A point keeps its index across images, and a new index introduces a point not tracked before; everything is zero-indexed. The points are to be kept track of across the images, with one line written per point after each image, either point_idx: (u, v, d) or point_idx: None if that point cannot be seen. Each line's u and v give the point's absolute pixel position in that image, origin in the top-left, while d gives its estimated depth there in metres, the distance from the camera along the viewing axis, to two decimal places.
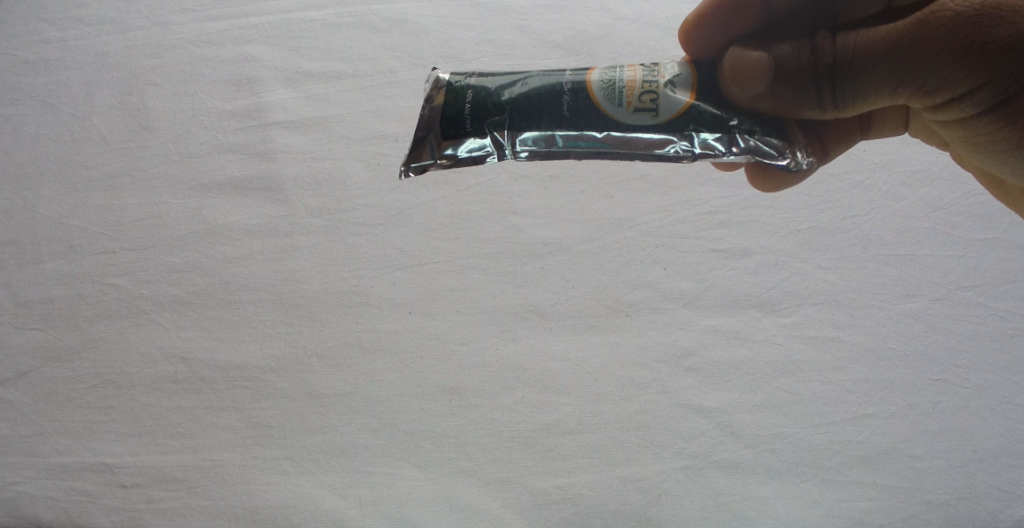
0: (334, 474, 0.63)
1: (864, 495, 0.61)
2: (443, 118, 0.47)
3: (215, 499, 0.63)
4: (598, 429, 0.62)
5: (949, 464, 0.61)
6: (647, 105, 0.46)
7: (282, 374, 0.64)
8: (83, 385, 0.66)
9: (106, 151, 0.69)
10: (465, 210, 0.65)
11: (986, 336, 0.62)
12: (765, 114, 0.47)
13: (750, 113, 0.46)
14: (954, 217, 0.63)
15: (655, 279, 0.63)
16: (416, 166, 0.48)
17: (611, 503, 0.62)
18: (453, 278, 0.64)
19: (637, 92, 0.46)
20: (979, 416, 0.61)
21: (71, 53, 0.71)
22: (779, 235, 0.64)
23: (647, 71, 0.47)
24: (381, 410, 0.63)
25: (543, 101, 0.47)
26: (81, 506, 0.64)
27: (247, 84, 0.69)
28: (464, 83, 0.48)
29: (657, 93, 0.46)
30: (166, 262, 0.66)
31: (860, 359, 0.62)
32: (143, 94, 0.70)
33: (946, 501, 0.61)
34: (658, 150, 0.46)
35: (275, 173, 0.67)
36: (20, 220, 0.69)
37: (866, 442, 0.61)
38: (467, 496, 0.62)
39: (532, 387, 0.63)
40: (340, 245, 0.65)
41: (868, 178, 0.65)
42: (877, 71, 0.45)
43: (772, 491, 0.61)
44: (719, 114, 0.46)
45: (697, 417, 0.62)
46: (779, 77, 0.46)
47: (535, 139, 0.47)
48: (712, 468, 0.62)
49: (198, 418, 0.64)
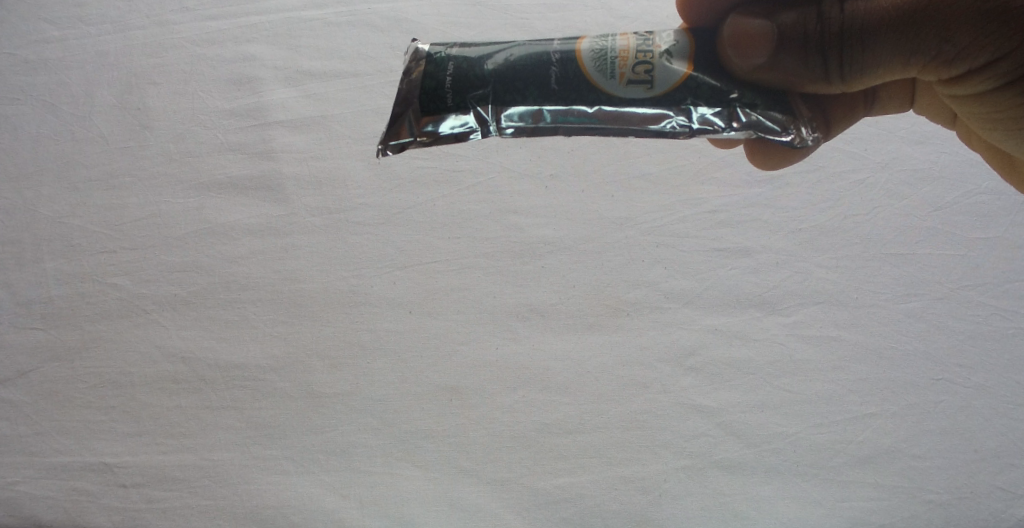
0: (334, 474, 0.63)
1: (864, 495, 0.61)
2: (423, 92, 0.47)
3: (215, 499, 0.63)
4: (598, 429, 0.62)
5: (949, 463, 0.61)
6: (637, 76, 0.46)
7: (282, 372, 0.64)
8: (83, 384, 0.66)
9: (107, 151, 0.69)
10: (464, 210, 0.65)
11: (985, 336, 0.62)
12: (763, 85, 0.47)
13: (747, 84, 0.46)
14: (955, 216, 0.63)
15: (655, 278, 0.63)
16: (394, 144, 0.48)
17: (611, 503, 0.62)
18: (453, 277, 0.64)
19: (626, 65, 0.46)
20: (980, 415, 0.61)
21: (71, 52, 0.71)
22: (779, 234, 0.63)
23: (637, 41, 0.46)
24: (381, 409, 0.63)
25: (527, 72, 0.47)
26: (81, 505, 0.64)
27: (248, 83, 0.69)
28: (444, 54, 0.48)
29: (648, 66, 0.46)
30: (166, 261, 0.66)
31: (860, 358, 0.62)
32: (143, 93, 0.70)
33: (947, 501, 0.61)
34: (653, 126, 0.46)
35: (276, 173, 0.67)
36: (20, 219, 0.69)
37: (867, 442, 0.61)
38: (467, 496, 0.62)
39: (533, 386, 0.63)
40: (339, 245, 0.65)
41: (868, 177, 0.64)
42: (885, 42, 0.45)
43: (771, 491, 0.61)
44: (716, 87, 0.46)
45: (697, 417, 0.62)
46: (782, 47, 0.45)
47: (520, 115, 0.47)
48: (713, 468, 0.61)
49: (198, 418, 0.64)
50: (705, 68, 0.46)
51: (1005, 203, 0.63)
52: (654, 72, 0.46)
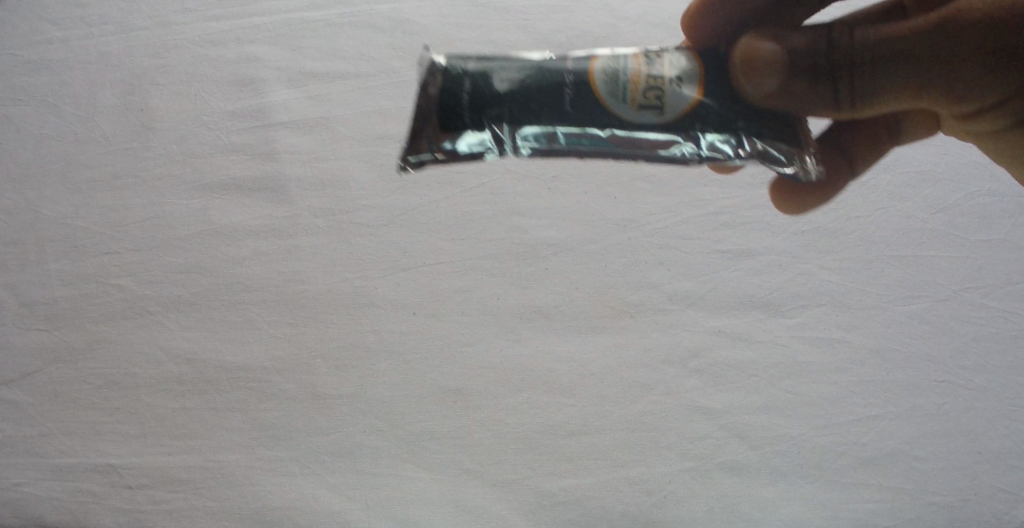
0: (340, 475, 0.63)
1: (868, 496, 0.61)
2: (440, 107, 0.46)
3: (221, 500, 0.63)
4: (602, 431, 0.62)
5: (952, 465, 0.61)
6: (646, 100, 0.46)
7: (286, 373, 0.64)
8: (88, 386, 0.65)
9: (108, 151, 0.69)
10: (469, 211, 0.65)
11: (987, 337, 0.62)
12: (770, 109, 0.47)
13: (754, 108, 0.47)
14: (959, 217, 0.64)
15: (659, 280, 0.63)
16: (413, 159, 0.48)
17: (616, 505, 0.62)
18: (457, 280, 0.65)
19: (636, 90, 0.46)
20: (984, 416, 0.62)
21: (72, 52, 0.72)
22: (784, 235, 0.64)
23: (646, 65, 0.46)
24: (384, 411, 0.63)
25: (543, 92, 0.46)
26: (87, 506, 0.64)
27: (250, 84, 0.69)
28: (460, 69, 0.47)
29: (657, 92, 0.46)
30: (171, 263, 0.66)
31: (862, 360, 0.62)
32: (146, 94, 0.70)
33: (950, 502, 0.61)
34: (663, 151, 0.47)
35: (277, 174, 0.67)
36: (22, 220, 0.69)
37: (871, 443, 0.62)
38: (472, 497, 0.62)
39: (536, 388, 0.63)
40: (342, 247, 0.66)
41: (874, 178, 0.65)
42: (892, 71, 0.47)
43: (776, 492, 0.61)
44: (724, 112, 0.46)
45: (700, 419, 0.62)
46: (791, 75, 0.46)
47: (537, 134, 0.47)
48: (718, 469, 0.62)
49: (203, 419, 0.64)
50: (713, 94, 0.46)
51: (1007, 206, 0.64)
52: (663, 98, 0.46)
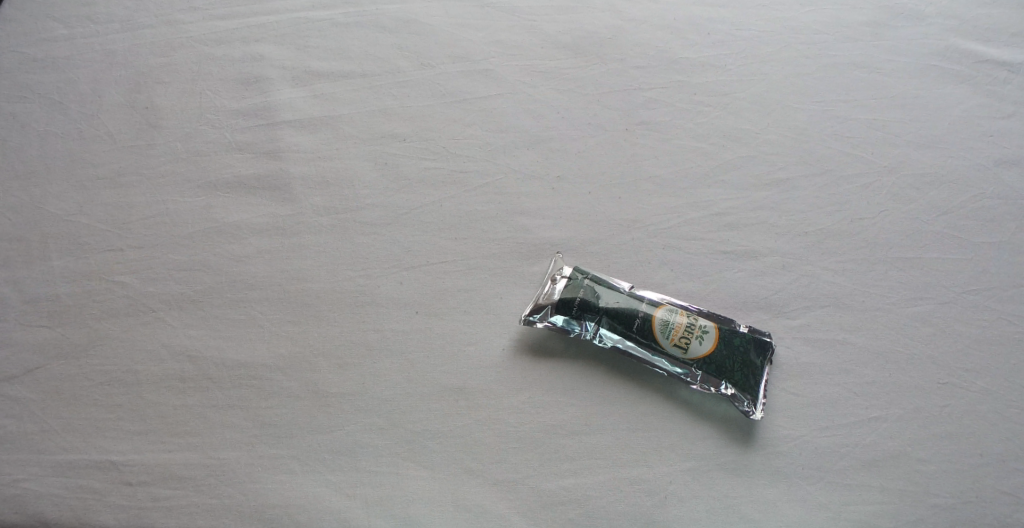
0: (340, 474, 0.60)
1: (899, 502, 0.58)
2: None
3: (221, 498, 0.60)
4: (611, 430, 0.60)
5: (981, 468, 0.58)
6: (680, 348, 0.61)
7: (287, 371, 0.63)
8: (89, 382, 0.64)
9: (114, 149, 0.71)
10: (473, 210, 0.67)
11: (997, 340, 0.61)
12: (739, 353, 0.60)
13: (731, 352, 0.60)
14: (962, 220, 0.65)
15: (663, 281, 0.64)
16: None
17: (622, 506, 0.58)
18: (459, 279, 0.65)
19: (677, 338, 0.61)
20: (1007, 417, 0.59)
21: (78, 50, 0.75)
22: (787, 236, 0.65)
23: (687, 325, 0.61)
24: (387, 409, 0.62)
25: None
26: (86, 504, 0.61)
27: (255, 83, 0.73)
28: None
29: (692, 334, 0.61)
30: (175, 260, 0.67)
31: (868, 362, 0.61)
32: (151, 92, 0.73)
33: (983, 512, 0.57)
34: None
35: (281, 172, 0.69)
36: (26, 217, 0.69)
37: (889, 443, 0.59)
38: (476, 497, 0.59)
39: (540, 387, 0.62)
40: (346, 245, 0.67)
41: (877, 180, 0.67)
42: None
43: (798, 495, 0.58)
44: (737, 362, 0.60)
45: (707, 420, 0.60)
46: None
47: None
48: (732, 472, 0.59)
49: (204, 416, 0.63)
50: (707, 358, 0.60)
51: (1012, 209, 0.65)
52: (696, 342, 0.60)
